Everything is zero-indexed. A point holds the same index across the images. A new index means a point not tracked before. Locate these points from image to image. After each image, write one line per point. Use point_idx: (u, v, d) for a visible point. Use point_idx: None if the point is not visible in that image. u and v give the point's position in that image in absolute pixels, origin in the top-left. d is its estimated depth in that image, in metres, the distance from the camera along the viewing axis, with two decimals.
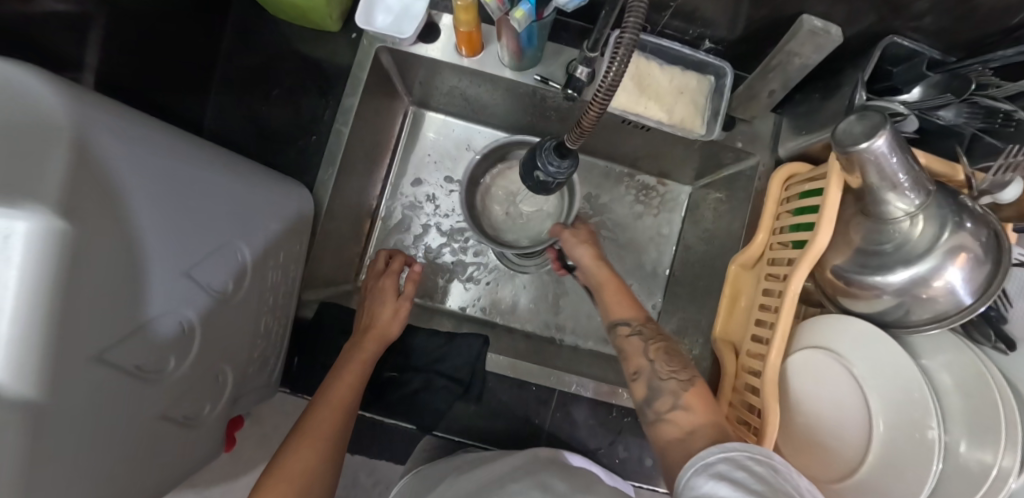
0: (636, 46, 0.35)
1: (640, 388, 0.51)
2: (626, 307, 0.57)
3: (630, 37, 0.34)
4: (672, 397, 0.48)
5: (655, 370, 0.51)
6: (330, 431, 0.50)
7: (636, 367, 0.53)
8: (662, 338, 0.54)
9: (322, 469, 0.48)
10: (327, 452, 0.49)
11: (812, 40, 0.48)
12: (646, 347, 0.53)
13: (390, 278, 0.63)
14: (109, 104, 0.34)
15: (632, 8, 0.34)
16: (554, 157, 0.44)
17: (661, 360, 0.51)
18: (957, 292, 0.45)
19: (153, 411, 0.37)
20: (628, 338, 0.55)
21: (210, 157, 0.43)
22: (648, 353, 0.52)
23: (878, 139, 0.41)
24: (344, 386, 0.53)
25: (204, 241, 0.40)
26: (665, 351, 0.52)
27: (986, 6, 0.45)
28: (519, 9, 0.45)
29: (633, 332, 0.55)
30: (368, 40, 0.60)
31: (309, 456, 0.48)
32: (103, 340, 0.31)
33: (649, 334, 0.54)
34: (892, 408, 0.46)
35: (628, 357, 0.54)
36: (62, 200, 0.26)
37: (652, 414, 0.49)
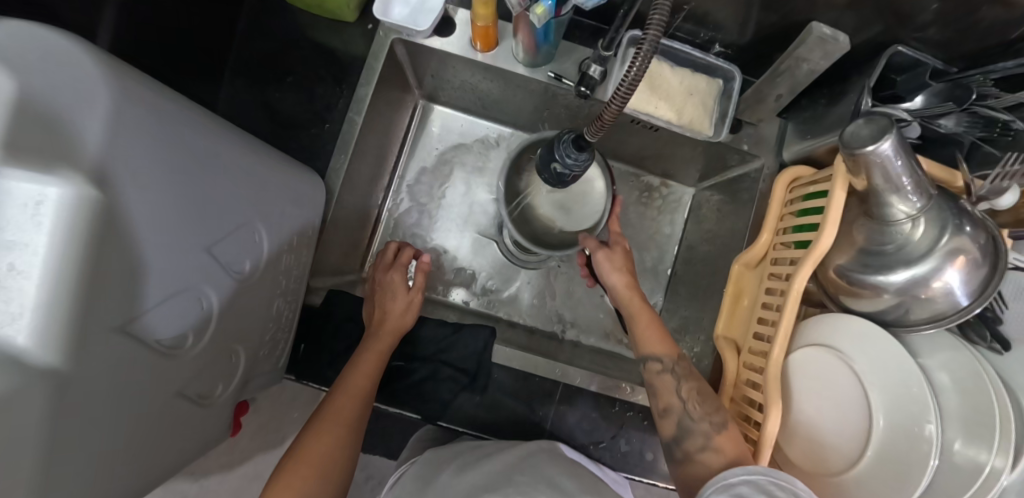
0: (657, 47, 0.36)
1: (668, 425, 0.52)
2: (658, 340, 0.56)
3: (654, 37, 0.35)
4: (703, 438, 0.49)
5: (687, 410, 0.51)
6: (344, 418, 0.50)
7: (666, 404, 0.53)
8: (695, 376, 0.54)
9: (336, 454, 0.49)
10: (343, 435, 0.50)
11: (821, 46, 0.50)
12: (678, 386, 0.53)
13: (398, 271, 0.63)
14: (141, 77, 0.33)
15: (655, 8, 0.35)
16: (572, 149, 0.44)
17: (694, 400, 0.51)
18: (954, 293, 0.46)
19: (170, 388, 0.37)
20: (659, 376, 0.54)
21: (232, 136, 0.43)
22: (680, 392, 0.52)
23: (885, 143, 0.42)
24: (360, 373, 0.53)
25: (226, 220, 0.40)
26: (697, 390, 0.52)
27: (988, 19, 0.47)
28: (540, 5, 0.47)
29: (664, 370, 0.54)
30: (384, 31, 0.61)
31: (326, 440, 0.49)
32: (125, 314, 0.31)
33: (682, 372, 0.54)
34: (893, 403, 0.47)
35: (657, 394, 0.54)
36: (91, 169, 0.26)
37: (681, 454, 0.51)
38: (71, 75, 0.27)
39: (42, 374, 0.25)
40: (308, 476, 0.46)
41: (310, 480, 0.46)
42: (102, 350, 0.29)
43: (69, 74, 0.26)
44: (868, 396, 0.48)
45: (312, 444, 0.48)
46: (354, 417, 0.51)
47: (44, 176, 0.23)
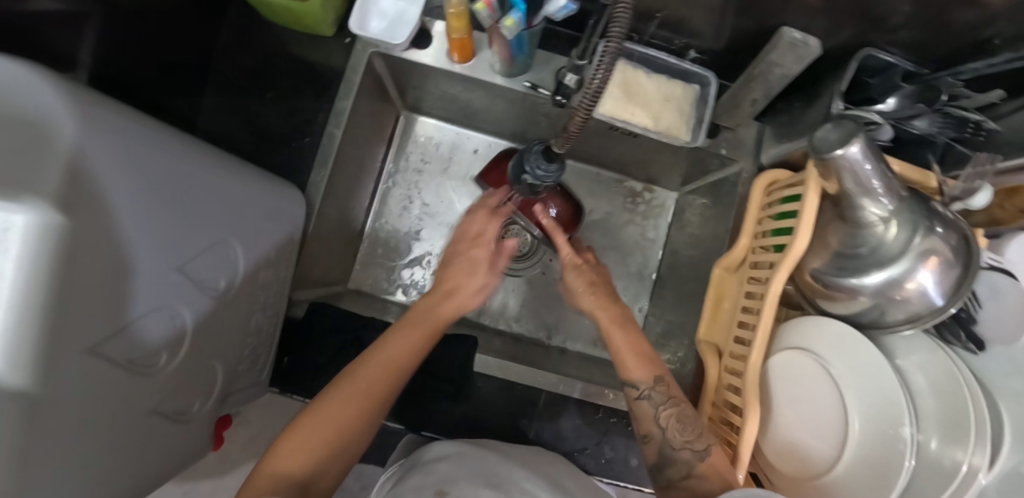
0: (620, 53, 0.35)
1: (651, 452, 0.51)
2: (635, 366, 0.53)
3: (615, 45, 0.35)
4: (687, 466, 0.48)
5: (667, 439, 0.50)
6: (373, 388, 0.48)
7: (646, 430, 0.52)
8: (675, 400, 0.52)
9: (359, 421, 0.47)
10: (363, 409, 0.47)
11: (792, 50, 0.50)
12: (657, 412, 0.51)
13: (484, 247, 0.56)
14: (107, 102, 0.34)
15: (616, 15, 0.35)
16: (541, 161, 0.44)
17: (674, 427, 0.50)
18: (929, 294, 0.46)
19: (144, 405, 0.37)
20: (637, 402, 0.53)
21: (208, 155, 0.44)
22: (659, 420, 0.51)
23: (853, 146, 0.42)
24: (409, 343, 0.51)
25: (200, 237, 0.40)
26: (676, 417, 0.50)
27: (960, 20, 0.47)
28: (509, 18, 0.47)
29: (641, 397, 0.52)
30: (362, 45, 0.62)
31: (349, 407, 0.46)
32: (95, 335, 0.31)
33: (661, 397, 0.52)
34: (869, 407, 0.46)
35: (638, 420, 0.53)
36: (57, 194, 0.26)
37: (666, 479, 0.50)
38: (31, 103, 0.27)
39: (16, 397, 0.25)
40: (322, 438, 0.45)
41: (320, 447, 0.45)
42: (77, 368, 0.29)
43: (29, 103, 0.27)
44: (844, 400, 0.48)
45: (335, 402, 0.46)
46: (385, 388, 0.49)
47: (12, 204, 0.23)
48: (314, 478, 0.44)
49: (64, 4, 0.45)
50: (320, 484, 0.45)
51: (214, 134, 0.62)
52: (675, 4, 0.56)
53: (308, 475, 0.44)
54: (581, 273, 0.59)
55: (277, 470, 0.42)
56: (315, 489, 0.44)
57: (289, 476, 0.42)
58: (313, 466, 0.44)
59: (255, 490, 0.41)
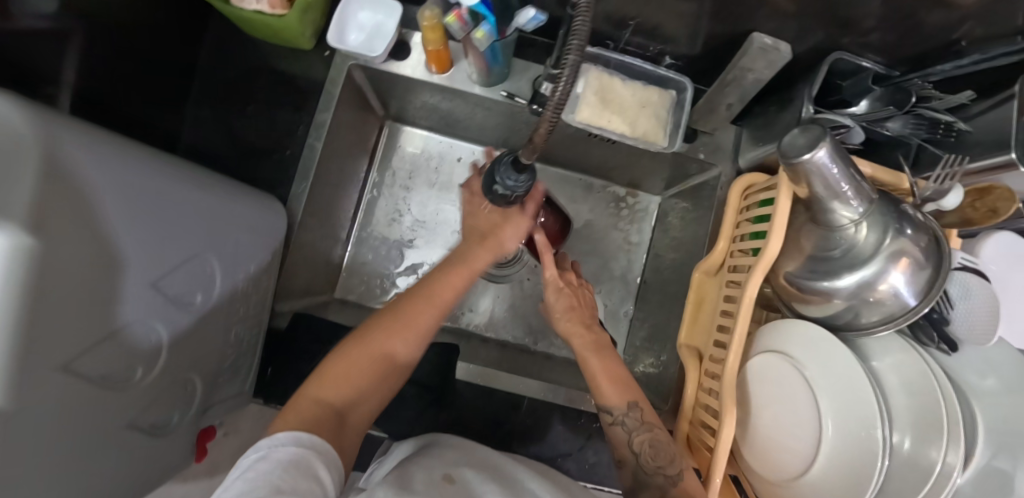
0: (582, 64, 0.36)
1: (626, 476, 0.51)
2: (607, 392, 0.54)
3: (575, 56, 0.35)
4: (660, 492, 0.48)
5: (641, 464, 0.50)
6: (414, 325, 0.50)
7: (621, 455, 0.53)
8: (649, 425, 0.52)
9: (407, 351, 0.49)
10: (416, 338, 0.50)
11: (764, 55, 0.50)
12: (631, 438, 0.52)
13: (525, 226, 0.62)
14: (78, 123, 0.34)
15: (576, 25, 0.35)
16: (511, 171, 0.44)
17: (647, 453, 0.50)
18: (901, 295, 0.47)
19: (120, 420, 0.37)
20: (612, 428, 0.53)
21: (185, 171, 0.44)
22: (633, 445, 0.51)
23: (820, 150, 0.43)
24: (450, 282, 0.54)
25: (175, 253, 0.40)
26: (649, 443, 0.50)
27: (930, 21, 0.47)
28: (479, 30, 0.49)
29: (615, 423, 0.53)
30: (342, 58, 0.62)
31: (396, 336, 0.49)
32: (66, 353, 0.31)
33: (634, 423, 0.52)
34: (843, 408, 0.47)
35: (613, 444, 0.53)
36: (29, 217, 0.27)
37: None
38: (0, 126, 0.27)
39: None
40: (364, 366, 0.46)
41: (371, 368, 0.47)
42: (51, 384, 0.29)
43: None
44: (818, 402, 0.48)
45: (380, 333, 0.48)
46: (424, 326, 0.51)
47: None
48: (358, 405, 0.45)
49: (50, 21, 0.45)
50: (354, 418, 0.45)
51: (196, 147, 0.63)
52: (649, 11, 0.57)
53: (346, 405, 0.44)
54: (561, 295, 0.62)
55: (318, 398, 0.43)
56: (351, 420, 0.44)
57: (330, 403, 0.43)
58: (354, 396, 0.45)
59: (297, 411, 0.41)
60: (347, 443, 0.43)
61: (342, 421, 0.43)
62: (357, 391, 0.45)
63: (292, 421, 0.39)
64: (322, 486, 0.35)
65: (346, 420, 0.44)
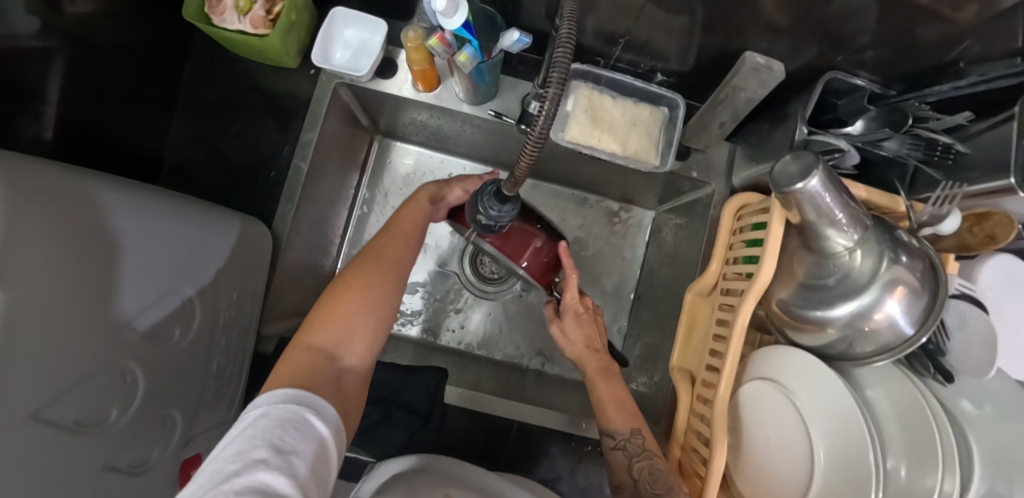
0: (565, 91, 0.33)
1: None
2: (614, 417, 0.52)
3: (558, 80, 0.33)
4: None
5: (639, 490, 0.49)
6: (380, 262, 0.50)
7: (620, 480, 0.51)
8: (651, 452, 0.51)
9: (384, 287, 0.49)
10: (389, 273, 0.50)
11: (756, 75, 0.49)
12: (630, 464, 0.50)
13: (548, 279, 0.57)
14: (41, 165, 0.34)
15: (558, 47, 0.33)
16: (494, 201, 0.43)
17: (646, 479, 0.49)
18: (898, 324, 0.45)
19: (97, 461, 0.36)
20: (612, 452, 0.51)
21: (158, 204, 0.43)
22: (632, 471, 0.50)
23: (813, 179, 0.41)
24: (407, 219, 0.55)
25: (146, 290, 0.40)
26: (648, 470, 0.49)
27: (923, 40, 0.46)
28: (463, 53, 0.48)
29: (617, 446, 0.51)
30: (327, 76, 0.61)
31: (370, 274, 0.49)
32: (37, 399, 0.30)
33: (635, 449, 0.51)
34: (835, 438, 0.46)
35: (613, 468, 0.52)
36: None
37: None
38: None
39: None
40: (349, 301, 0.46)
41: (353, 302, 0.46)
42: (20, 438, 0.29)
43: None
44: (809, 432, 0.47)
45: (356, 270, 0.49)
46: (388, 260, 0.51)
47: None
48: (351, 342, 0.45)
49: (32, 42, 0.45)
50: (352, 361, 0.44)
51: (179, 170, 0.62)
52: (638, 29, 0.56)
53: (338, 348, 0.44)
54: (582, 324, 0.58)
55: (310, 344, 0.42)
56: (348, 361, 0.43)
57: (321, 346, 0.42)
58: (343, 335, 0.44)
59: (289, 361, 0.40)
60: (349, 384, 0.42)
61: (337, 364, 0.42)
62: (345, 331, 0.45)
63: (286, 371, 0.39)
64: (325, 448, 0.34)
65: (342, 363, 0.43)
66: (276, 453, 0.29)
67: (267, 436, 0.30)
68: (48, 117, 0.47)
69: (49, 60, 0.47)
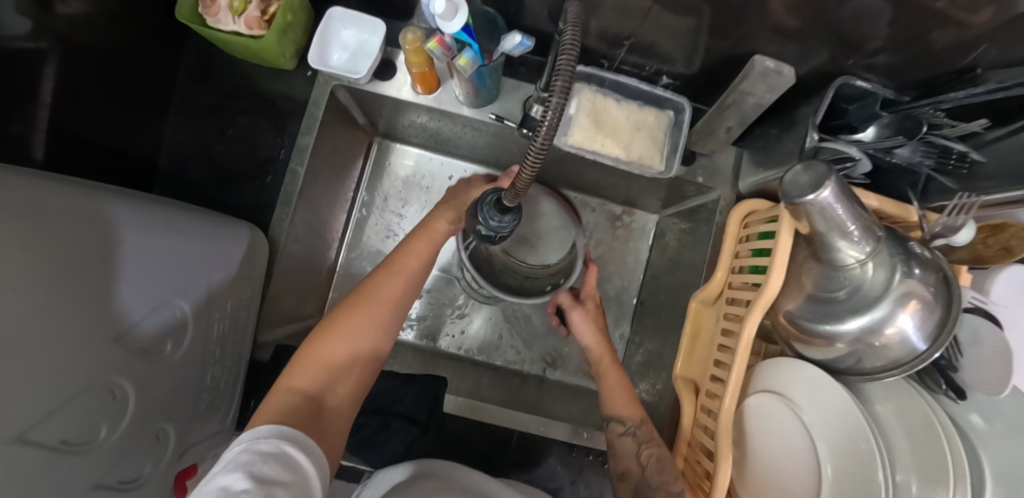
0: (570, 97, 0.32)
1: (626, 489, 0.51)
2: (626, 403, 0.54)
3: (561, 87, 0.31)
4: None
5: (645, 478, 0.49)
6: (378, 303, 0.49)
7: (624, 467, 0.52)
8: (658, 441, 0.52)
9: (374, 329, 0.47)
10: (381, 313, 0.48)
11: (764, 80, 0.48)
12: (639, 450, 0.51)
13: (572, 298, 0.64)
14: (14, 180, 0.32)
15: (562, 52, 0.32)
16: (494, 211, 0.42)
17: (653, 466, 0.50)
18: (909, 339, 0.44)
19: (87, 480, 0.36)
20: (621, 437, 0.53)
21: (147, 215, 0.42)
22: (639, 457, 0.51)
23: (824, 191, 0.40)
24: (412, 254, 0.53)
25: (135, 306, 0.39)
26: (657, 457, 0.50)
27: (939, 45, 0.44)
28: (463, 57, 0.47)
29: (626, 432, 0.52)
30: (323, 78, 0.60)
31: (360, 316, 0.47)
32: (23, 421, 0.29)
33: (643, 436, 0.52)
34: (841, 455, 0.44)
35: (617, 456, 0.53)
36: None
37: None
38: None
39: None
40: (334, 345, 0.45)
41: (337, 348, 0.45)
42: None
43: None
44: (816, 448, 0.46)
45: (347, 311, 0.47)
46: (387, 300, 0.50)
47: None
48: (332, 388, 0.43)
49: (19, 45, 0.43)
50: (333, 405, 0.43)
51: (173, 174, 0.61)
52: (643, 31, 0.54)
53: (323, 391, 0.42)
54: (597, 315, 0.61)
55: (293, 386, 0.41)
56: (332, 406, 0.42)
57: (305, 389, 0.41)
58: (328, 379, 0.43)
59: (270, 403, 0.39)
60: (329, 432, 0.41)
61: (320, 407, 0.41)
62: (330, 375, 0.44)
63: (267, 414, 0.37)
64: (304, 478, 0.33)
65: (325, 406, 0.41)
66: (257, 484, 0.29)
67: (251, 468, 0.30)
68: (39, 123, 0.46)
69: (38, 63, 0.46)
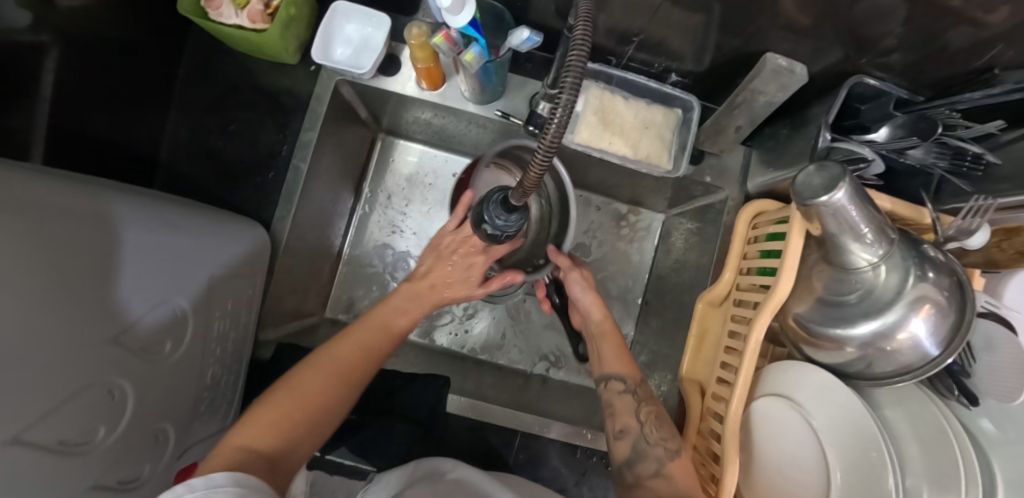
0: (581, 90, 0.31)
1: (622, 447, 0.49)
2: (622, 360, 0.54)
3: (574, 79, 0.30)
4: (656, 463, 0.46)
5: (644, 433, 0.48)
6: (347, 365, 0.48)
7: (622, 425, 0.50)
8: (654, 401, 0.52)
9: (338, 392, 0.46)
10: (348, 377, 0.47)
11: (776, 79, 0.46)
12: (637, 407, 0.50)
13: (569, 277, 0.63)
14: (8, 175, 0.31)
15: (573, 49, 0.31)
16: (501, 210, 0.41)
17: (651, 423, 0.49)
18: (922, 345, 0.43)
19: (88, 482, 0.35)
20: (618, 395, 0.51)
21: (141, 211, 0.41)
22: (638, 414, 0.50)
23: (838, 192, 0.39)
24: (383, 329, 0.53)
25: (133, 304, 0.38)
26: (655, 415, 0.50)
27: (954, 46, 0.43)
28: (469, 52, 0.46)
29: (625, 390, 0.51)
30: (327, 73, 0.59)
31: (327, 379, 0.46)
32: (21, 421, 0.29)
33: (641, 394, 0.51)
34: (851, 461, 0.44)
35: (614, 413, 0.51)
36: None
37: (631, 477, 0.47)
38: None
39: None
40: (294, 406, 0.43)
41: (298, 410, 0.43)
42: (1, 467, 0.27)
43: None
44: (825, 452, 0.46)
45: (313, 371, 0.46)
46: (357, 363, 0.49)
47: None
48: (288, 451, 0.41)
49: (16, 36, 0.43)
50: (288, 466, 0.40)
51: (174, 169, 0.60)
52: (652, 27, 0.53)
53: (277, 451, 0.40)
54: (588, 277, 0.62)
55: (244, 445, 0.39)
56: (285, 467, 0.40)
57: (258, 449, 0.39)
58: (285, 440, 0.41)
59: (218, 459, 0.36)
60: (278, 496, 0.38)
61: (273, 469, 0.38)
62: (287, 435, 0.41)
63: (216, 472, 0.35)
64: None
65: (279, 467, 0.39)
66: None
67: None
68: (39, 118, 0.46)
69: (35, 56, 0.45)
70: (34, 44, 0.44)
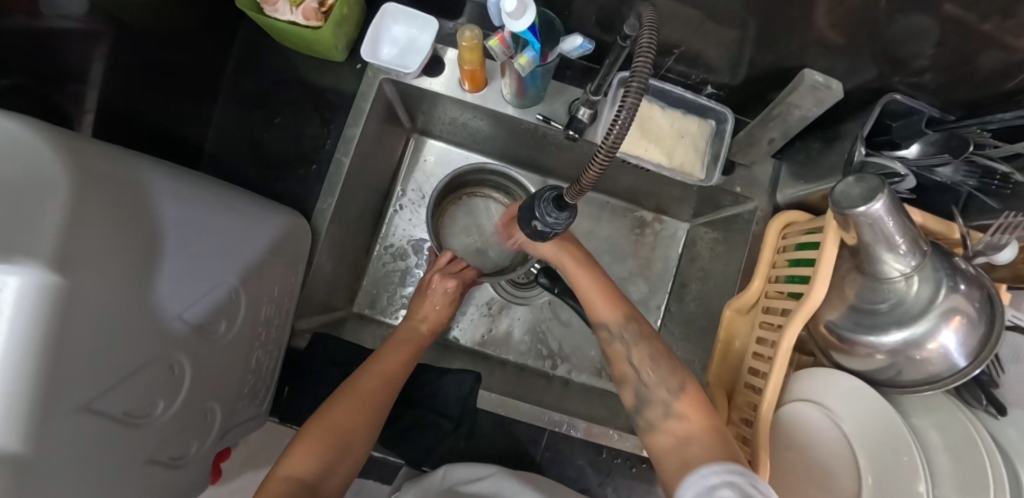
0: (646, 91, 0.32)
1: (628, 395, 0.51)
2: (608, 306, 0.54)
3: (642, 79, 0.32)
4: (663, 405, 0.48)
5: (640, 378, 0.50)
6: (370, 391, 0.50)
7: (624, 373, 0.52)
8: (646, 339, 0.51)
9: (364, 418, 0.48)
10: (372, 406, 0.49)
11: (812, 93, 0.48)
12: (629, 353, 0.51)
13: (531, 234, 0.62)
14: (100, 150, 0.33)
15: (639, 56, 0.33)
16: (552, 208, 0.43)
17: (646, 366, 0.50)
18: (951, 355, 0.45)
19: (142, 455, 0.36)
20: (610, 344, 0.53)
21: (205, 193, 0.43)
22: (632, 360, 0.51)
23: (876, 203, 0.41)
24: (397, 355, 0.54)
25: (202, 282, 0.40)
26: (648, 355, 0.50)
27: (985, 69, 0.45)
28: (524, 56, 0.48)
29: (612, 338, 0.52)
30: (372, 71, 0.61)
31: (351, 408, 0.48)
32: (92, 389, 0.30)
33: (630, 336, 0.52)
34: (880, 467, 0.45)
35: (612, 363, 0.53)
36: (58, 254, 0.25)
37: (643, 423, 0.49)
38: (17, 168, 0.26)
39: (16, 463, 0.23)
40: (326, 436, 0.46)
41: (330, 441, 0.45)
42: (71, 430, 0.28)
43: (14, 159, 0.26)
44: (856, 460, 0.47)
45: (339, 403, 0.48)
46: (378, 391, 0.51)
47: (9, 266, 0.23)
48: (325, 478, 0.44)
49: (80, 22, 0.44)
50: (326, 490, 0.44)
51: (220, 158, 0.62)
52: (691, 40, 0.55)
53: (317, 479, 0.43)
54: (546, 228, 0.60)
55: (291, 474, 0.43)
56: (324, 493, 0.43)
57: (302, 477, 0.43)
58: (323, 467, 0.44)
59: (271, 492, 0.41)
60: None
61: (314, 494, 0.42)
62: (324, 463, 0.44)
63: None
64: None
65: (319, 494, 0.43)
66: None
67: None
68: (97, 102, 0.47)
69: (95, 43, 0.46)
70: (95, 31, 0.46)
